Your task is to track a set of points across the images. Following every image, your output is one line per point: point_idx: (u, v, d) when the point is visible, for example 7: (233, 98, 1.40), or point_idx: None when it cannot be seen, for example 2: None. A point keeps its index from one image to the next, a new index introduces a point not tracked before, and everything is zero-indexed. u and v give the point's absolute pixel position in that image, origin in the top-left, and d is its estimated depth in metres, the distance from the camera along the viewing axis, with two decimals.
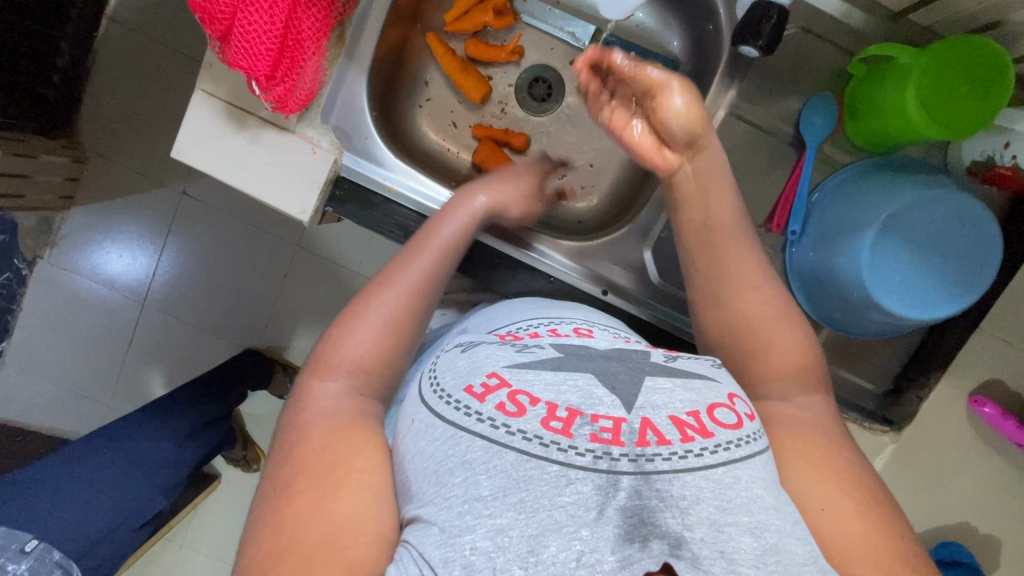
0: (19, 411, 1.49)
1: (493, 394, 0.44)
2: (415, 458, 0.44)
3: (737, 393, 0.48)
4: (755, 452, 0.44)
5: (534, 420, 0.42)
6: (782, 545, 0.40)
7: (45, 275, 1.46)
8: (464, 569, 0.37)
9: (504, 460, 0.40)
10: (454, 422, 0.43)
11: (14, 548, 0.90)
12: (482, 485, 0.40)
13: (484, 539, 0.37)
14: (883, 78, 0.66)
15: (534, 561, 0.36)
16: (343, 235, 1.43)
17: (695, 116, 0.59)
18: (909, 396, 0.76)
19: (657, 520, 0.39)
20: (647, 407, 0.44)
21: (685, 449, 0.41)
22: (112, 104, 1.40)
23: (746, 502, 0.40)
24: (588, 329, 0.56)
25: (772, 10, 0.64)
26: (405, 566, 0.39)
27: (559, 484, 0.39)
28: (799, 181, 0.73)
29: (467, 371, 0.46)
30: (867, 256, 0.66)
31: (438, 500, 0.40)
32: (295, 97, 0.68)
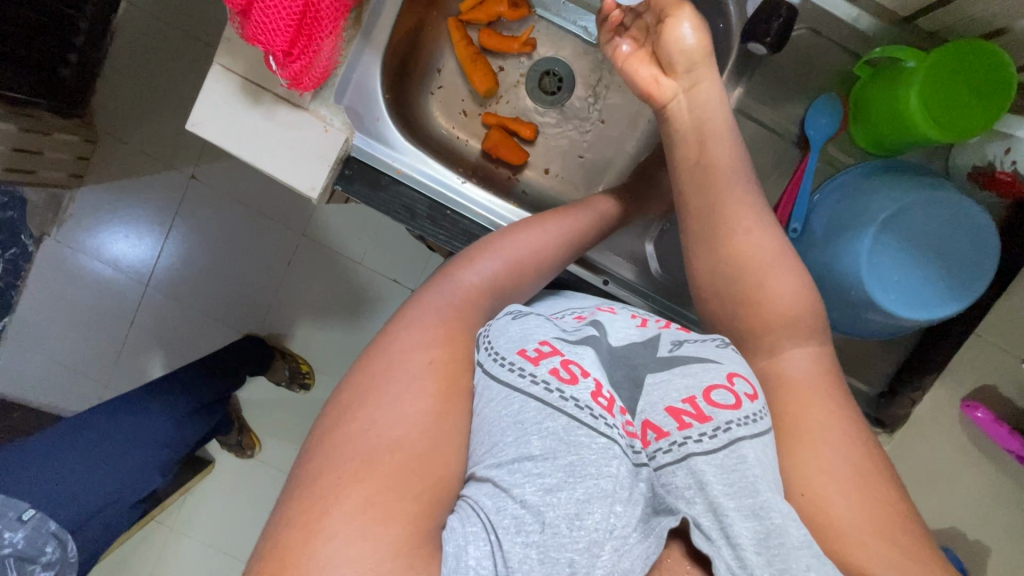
0: (17, 386, 1.50)
1: (547, 358, 0.44)
2: (470, 415, 0.45)
3: (739, 372, 0.48)
4: (755, 432, 0.45)
5: (585, 391, 0.42)
6: (783, 526, 0.41)
7: (51, 252, 1.47)
8: (513, 521, 0.38)
9: (555, 423, 0.41)
10: (508, 383, 0.43)
11: (11, 515, 0.91)
12: (533, 445, 0.40)
13: (535, 496, 0.39)
14: (888, 80, 0.67)
15: (577, 526, 0.38)
16: (348, 223, 1.44)
17: (696, 46, 0.62)
18: (902, 399, 0.77)
19: (670, 505, 0.42)
20: (647, 408, 0.45)
21: (683, 438, 0.43)
22: (126, 85, 1.42)
23: (749, 484, 0.42)
24: (610, 310, 0.55)
25: (780, 9, 0.66)
26: (466, 514, 0.39)
27: (605, 456, 0.40)
28: (802, 179, 0.74)
29: (519, 336, 0.46)
30: (866, 256, 0.67)
31: (490, 457, 0.41)
32: (309, 75, 0.70)
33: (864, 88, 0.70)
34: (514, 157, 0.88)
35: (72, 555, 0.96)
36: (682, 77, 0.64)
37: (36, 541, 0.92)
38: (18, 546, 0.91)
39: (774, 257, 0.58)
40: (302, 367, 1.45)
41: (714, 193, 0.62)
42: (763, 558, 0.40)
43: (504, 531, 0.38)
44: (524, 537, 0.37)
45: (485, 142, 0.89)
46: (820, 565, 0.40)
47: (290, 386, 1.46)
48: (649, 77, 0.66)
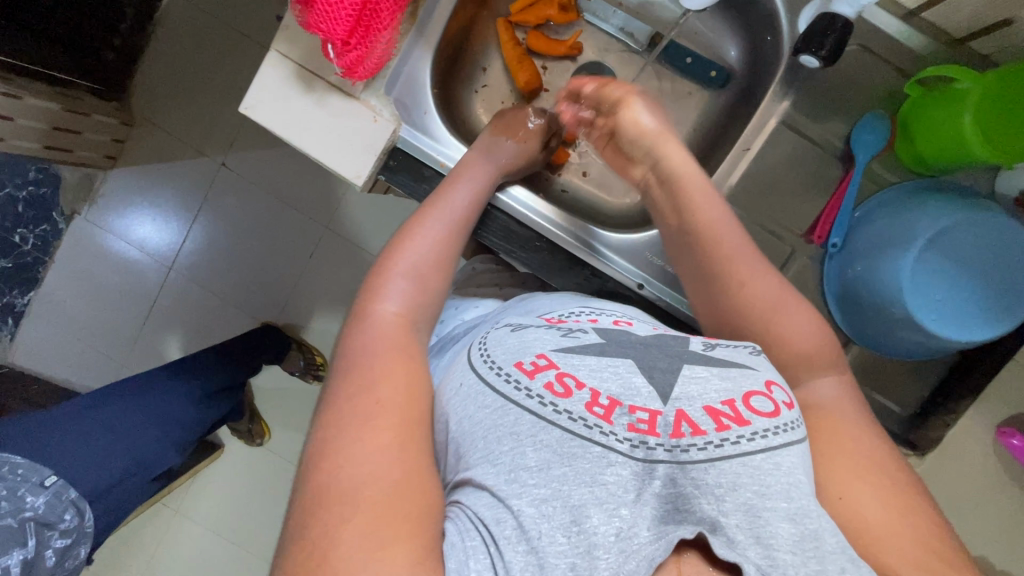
0: (37, 360, 1.52)
1: (542, 372, 0.45)
2: (465, 421, 0.45)
3: (776, 381, 0.48)
4: (793, 440, 0.43)
5: (578, 403, 0.43)
6: (819, 532, 0.39)
7: (81, 230, 1.50)
8: (514, 531, 0.38)
9: (550, 436, 0.42)
10: (502, 394, 0.45)
11: (34, 480, 0.92)
12: (529, 457, 0.41)
13: (530, 505, 0.39)
14: (939, 99, 0.67)
15: (576, 531, 0.37)
16: (373, 217, 1.45)
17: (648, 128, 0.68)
18: (935, 421, 0.76)
19: (692, 507, 0.40)
20: (682, 399, 0.44)
21: (721, 438, 0.41)
22: (168, 73, 1.46)
23: (785, 488, 0.40)
24: (628, 320, 0.56)
25: (836, 22, 0.66)
26: (461, 523, 0.39)
27: (600, 464, 0.40)
28: (845, 194, 0.74)
29: (517, 349, 0.49)
30: (908, 272, 0.66)
31: (484, 465, 0.42)
32: (364, 66, 0.71)
33: (914, 104, 0.71)
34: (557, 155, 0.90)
35: (88, 525, 0.98)
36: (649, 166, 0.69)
37: (56, 508, 0.93)
38: (38, 512, 0.92)
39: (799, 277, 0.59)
40: (317, 359, 1.47)
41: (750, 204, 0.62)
42: (798, 560, 0.38)
43: (505, 540, 0.37)
44: (525, 545, 0.37)
45: None
46: (856, 570, 0.38)
47: (304, 376, 1.48)
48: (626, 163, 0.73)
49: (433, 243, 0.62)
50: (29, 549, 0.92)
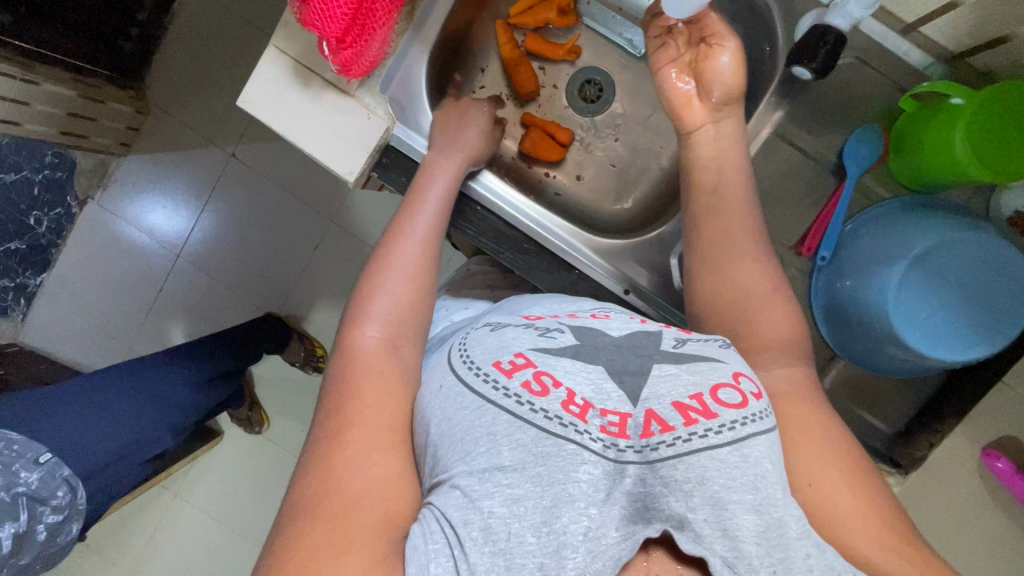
0: (47, 340, 1.56)
1: (520, 371, 0.45)
2: (444, 423, 0.45)
3: (744, 372, 0.47)
4: (762, 430, 0.43)
5: (554, 401, 0.43)
6: (783, 520, 0.40)
7: (93, 215, 1.53)
8: (481, 532, 0.38)
9: (525, 435, 0.42)
10: (480, 394, 0.45)
11: (29, 456, 0.94)
12: (504, 456, 0.41)
13: (501, 505, 0.39)
14: (933, 115, 0.67)
15: (546, 531, 0.38)
16: (377, 213, 1.47)
17: (736, 79, 0.66)
18: (920, 440, 0.76)
19: (661, 505, 0.40)
20: (651, 398, 0.44)
21: (689, 433, 0.41)
22: (181, 64, 1.48)
23: (751, 480, 0.40)
24: (604, 313, 0.56)
25: (828, 36, 0.66)
26: (427, 526, 0.40)
27: (574, 462, 0.41)
28: (837, 206, 0.73)
29: (495, 348, 0.48)
30: (893, 290, 0.66)
31: (461, 465, 0.42)
32: (359, 63, 0.72)
33: (910, 119, 0.70)
34: (555, 154, 0.90)
35: (80, 502, 1.00)
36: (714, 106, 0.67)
37: (49, 484, 0.96)
38: (30, 487, 0.94)
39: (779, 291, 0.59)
40: (317, 349, 1.47)
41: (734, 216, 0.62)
42: (762, 550, 0.38)
43: (471, 541, 0.38)
44: (491, 546, 0.38)
45: (523, 140, 0.90)
46: (820, 553, 0.40)
47: (304, 367, 1.50)
48: (683, 93, 0.68)
49: (416, 247, 0.63)
50: (21, 522, 0.96)
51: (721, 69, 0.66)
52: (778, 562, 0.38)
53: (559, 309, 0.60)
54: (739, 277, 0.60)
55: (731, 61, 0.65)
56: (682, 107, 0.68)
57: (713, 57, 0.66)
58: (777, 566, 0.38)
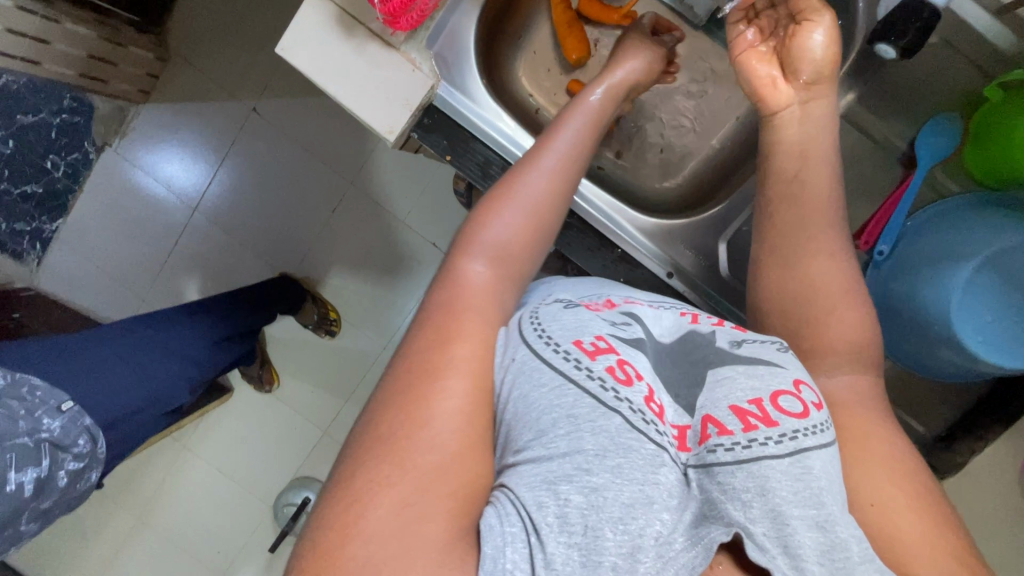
0: (62, 286, 1.55)
1: (603, 355, 0.42)
2: (519, 401, 0.41)
3: (804, 380, 0.45)
4: (822, 443, 0.41)
5: (638, 395, 0.41)
6: (847, 542, 0.38)
7: (110, 162, 1.50)
8: (557, 519, 0.35)
9: (610, 423, 0.39)
10: (561, 372, 0.41)
11: (51, 404, 0.93)
12: (586, 442, 0.38)
13: (578, 493, 0.36)
14: (1020, 109, 0.63)
15: (623, 529, 0.35)
16: (402, 178, 1.43)
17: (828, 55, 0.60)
18: (961, 447, 0.73)
19: (719, 510, 0.38)
20: (708, 404, 0.42)
21: (748, 440, 0.39)
22: (205, 10, 1.43)
23: (815, 495, 0.39)
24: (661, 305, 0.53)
25: (924, 10, 0.61)
26: (501, 507, 0.37)
27: (654, 463, 0.38)
28: (902, 198, 0.69)
29: (575, 327, 0.45)
30: (956, 291, 0.63)
31: (536, 447, 0.39)
32: (407, 15, 0.68)
33: (988, 112, 0.66)
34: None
35: (100, 451, 1.01)
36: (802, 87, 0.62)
37: (71, 432, 0.95)
38: (54, 434, 0.92)
39: (847, 287, 0.56)
40: (330, 313, 1.46)
41: (807, 205, 0.59)
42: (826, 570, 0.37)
43: (547, 528, 0.35)
44: (569, 537, 0.35)
45: None
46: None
47: (316, 330, 1.49)
48: (767, 77, 0.64)
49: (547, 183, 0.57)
50: (43, 468, 0.93)
51: (811, 47, 0.61)
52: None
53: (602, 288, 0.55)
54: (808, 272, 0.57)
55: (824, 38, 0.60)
56: (765, 87, 0.64)
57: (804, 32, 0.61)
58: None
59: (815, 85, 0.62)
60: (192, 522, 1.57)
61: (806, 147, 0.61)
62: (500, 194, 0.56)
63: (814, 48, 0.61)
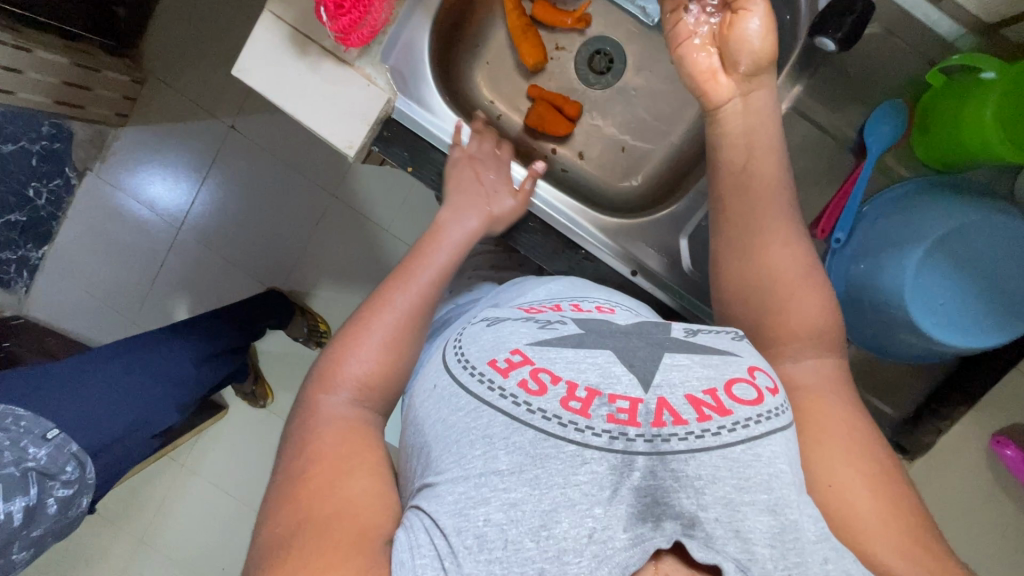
0: (50, 312, 1.55)
1: (516, 369, 0.44)
2: (438, 425, 0.44)
3: (759, 366, 0.47)
4: (777, 427, 0.43)
5: (552, 401, 0.42)
6: (798, 522, 0.39)
7: (92, 187, 1.51)
8: (475, 540, 0.37)
9: (523, 437, 0.41)
10: (477, 395, 0.44)
11: (36, 433, 0.93)
12: (500, 460, 0.40)
13: (497, 511, 0.38)
14: (962, 90, 0.64)
15: (545, 535, 0.37)
16: (381, 188, 1.44)
17: (765, 47, 0.61)
18: (928, 426, 0.75)
19: (671, 500, 0.39)
20: (664, 386, 0.43)
21: (702, 429, 0.40)
22: (176, 31, 1.44)
23: (765, 480, 0.40)
24: (610, 307, 0.56)
25: (856, 4, 0.64)
26: (413, 536, 0.39)
27: (574, 463, 0.39)
28: (852, 189, 0.70)
29: (492, 346, 0.47)
30: (910, 275, 0.65)
31: (454, 469, 0.41)
32: (357, 32, 0.69)
33: (936, 94, 0.68)
34: (570, 111, 0.87)
35: (90, 476, 1.01)
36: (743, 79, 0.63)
37: (58, 459, 0.95)
38: (41, 463, 0.93)
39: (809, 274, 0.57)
40: (320, 325, 1.47)
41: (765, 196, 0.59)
42: (776, 553, 0.37)
43: (465, 550, 0.37)
44: (486, 554, 0.37)
45: (528, 115, 0.87)
46: (838, 557, 0.38)
47: (307, 343, 1.49)
48: (708, 69, 0.64)
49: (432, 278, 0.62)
50: (32, 497, 0.94)
51: (749, 34, 0.61)
52: (794, 566, 0.37)
53: (556, 297, 0.59)
54: (764, 260, 0.58)
55: (760, 26, 0.61)
56: (705, 79, 0.64)
57: (741, 21, 0.61)
58: (793, 570, 0.37)
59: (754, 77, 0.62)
60: (194, 541, 1.57)
61: (748, 138, 0.62)
62: (351, 335, 0.56)
63: (752, 40, 0.61)
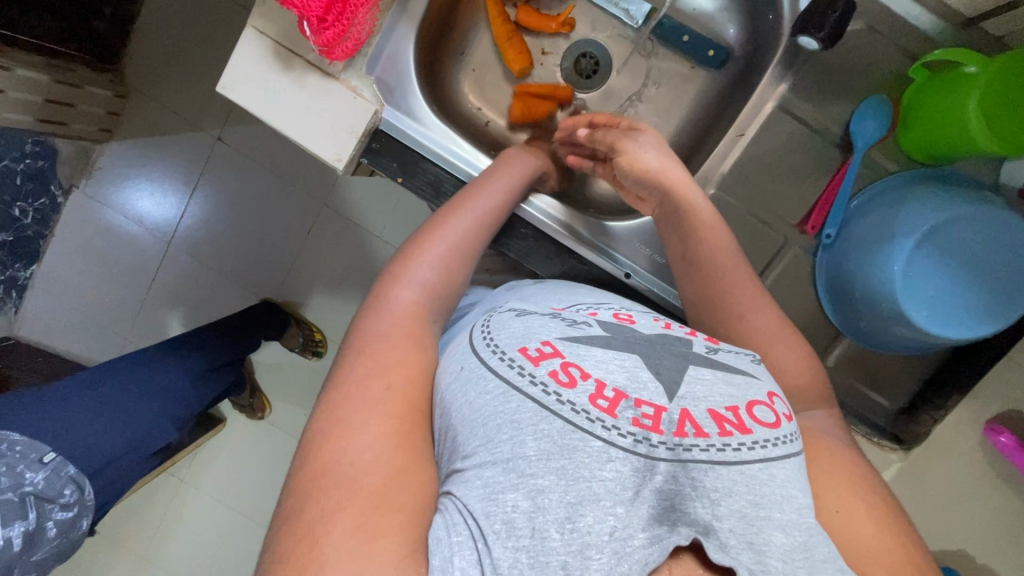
0: (43, 332, 1.53)
1: (547, 359, 0.44)
2: (465, 408, 0.44)
3: (776, 393, 0.47)
4: (790, 452, 0.43)
5: (583, 394, 0.42)
6: (809, 544, 0.39)
7: (80, 204, 1.49)
8: (503, 526, 0.37)
9: (551, 426, 0.41)
10: (506, 379, 0.43)
11: (32, 457, 0.92)
12: (528, 447, 0.40)
13: (524, 498, 0.38)
14: (945, 84, 0.65)
15: (570, 529, 0.37)
16: (370, 194, 1.43)
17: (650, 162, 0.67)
18: (921, 417, 0.77)
19: (688, 508, 0.39)
20: (688, 398, 0.43)
21: (722, 443, 0.41)
22: (158, 45, 1.42)
23: (779, 499, 0.40)
24: (629, 313, 0.54)
25: (837, 3, 0.65)
26: (448, 516, 0.39)
27: (601, 460, 0.39)
28: (843, 181, 0.72)
29: (522, 334, 0.47)
30: (902, 269, 0.65)
31: (482, 453, 0.41)
32: (341, 45, 0.68)
33: (919, 88, 0.69)
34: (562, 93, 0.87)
35: (89, 498, 0.99)
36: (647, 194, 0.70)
37: (55, 484, 0.94)
38: (38, 488, 0.92)
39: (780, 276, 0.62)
40: (315, 335, 1.47)
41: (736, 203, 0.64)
42: (789, 568, 0.38)
43: (493, 535, 0.37)
44: (513, 542, 0.37)
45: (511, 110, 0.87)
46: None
47: (303, 352, 1.49)
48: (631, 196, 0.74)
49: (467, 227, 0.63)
50: (31, 521, 0.93)
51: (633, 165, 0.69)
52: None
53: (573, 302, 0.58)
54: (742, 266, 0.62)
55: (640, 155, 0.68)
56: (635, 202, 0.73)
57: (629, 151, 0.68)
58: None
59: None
60: (197, 556, 1.56)
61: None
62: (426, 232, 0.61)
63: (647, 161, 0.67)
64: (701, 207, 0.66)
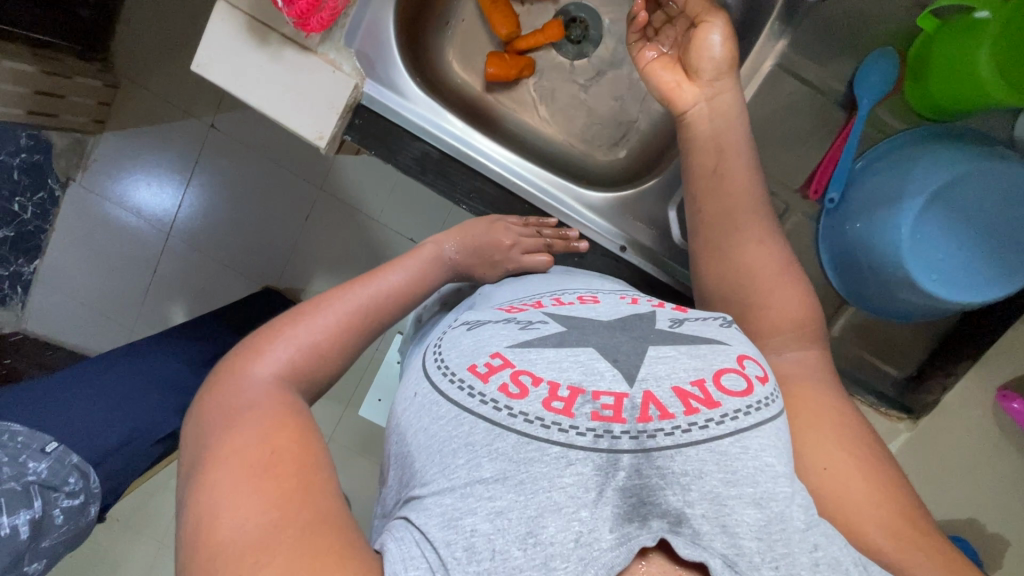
0: (49, 326, 1.52)
1: (496, 373, 0.43)
2: (421, 434, 0.43)
3: (748, 355, 0.47)
4: (765, 418, 0.42)
5: (535, 401, 0.41)
6: (785, 514, 0.37)
7: (77, 197, 1.48)
8: (465, 551, 0.35)
9: (506, 442, 0.39)
10: (457, 402, 0.42)
11: (34, 447, 0.91)
12: (485, 468, 0.38)
13: (485, 521, 0.36)
14: (955, 33, 0.62)
15: (532, 543, 0.35)
16: (365, 174, 1.41)
17: (725, 54, 0.65)
18: (931, 385, 0.77)
19: (656, 499, 0.37)
20: (649, 379, 0.42)
21: (688, 423, 0.40)
22: (146, 29, 1.39)
23: (753, 472, 0.38)
24: (594, 295, 0.56)
25: None
26: (405, 549, 0.36)
27: (560, 465, 0.38)
28: (846, 143, 0.69)
29: (472, 351, 0.46)
30: (909, 227, 0.62)
31: (439, 479, 0.39)
32: (317, 16, 0.66)
33: (929, 39, 0.65)
34: (551, 34, 0.83)
35: (95, 486, 0.96)
36: (706, 83, 0.66)
37: (59, 472, 0.91)
38: (42, 476, 0.89)
39: (777, 269, 0.59)
40: None
41: (723, 181, 0.63)
42: (763, 546, 0.36)
43: (454, 562, 0.34)
44: (476, 566, 0.34)
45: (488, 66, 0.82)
46: (828, 544, 0.37)
47: None
48: (671, 82, 0.68)
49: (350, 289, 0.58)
50: (37, 509, 0.91)
51: (711, 46, 0.65)
52: (781, 558, 0.35)
53: (536, 292, 0.59)
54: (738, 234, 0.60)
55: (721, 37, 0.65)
56: (672, 90, 0.68)
57: (703, 34, 0.65)
58: (780, 562, 0.35)
59: (718, 81, 0.65)
60: None
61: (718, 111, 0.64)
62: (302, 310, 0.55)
63: (714, 52, 0.65)
64: (708, 177, 0.64)
